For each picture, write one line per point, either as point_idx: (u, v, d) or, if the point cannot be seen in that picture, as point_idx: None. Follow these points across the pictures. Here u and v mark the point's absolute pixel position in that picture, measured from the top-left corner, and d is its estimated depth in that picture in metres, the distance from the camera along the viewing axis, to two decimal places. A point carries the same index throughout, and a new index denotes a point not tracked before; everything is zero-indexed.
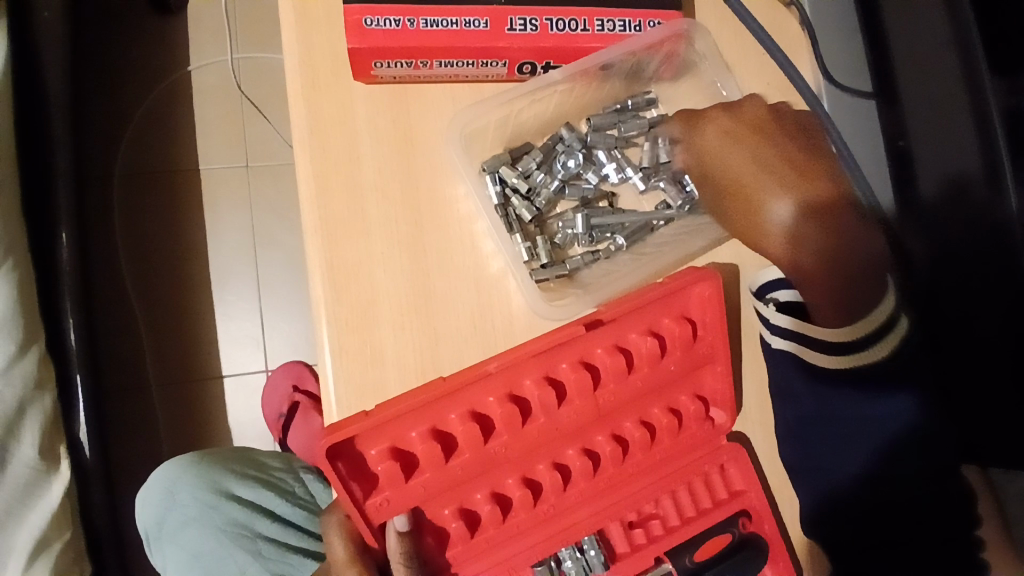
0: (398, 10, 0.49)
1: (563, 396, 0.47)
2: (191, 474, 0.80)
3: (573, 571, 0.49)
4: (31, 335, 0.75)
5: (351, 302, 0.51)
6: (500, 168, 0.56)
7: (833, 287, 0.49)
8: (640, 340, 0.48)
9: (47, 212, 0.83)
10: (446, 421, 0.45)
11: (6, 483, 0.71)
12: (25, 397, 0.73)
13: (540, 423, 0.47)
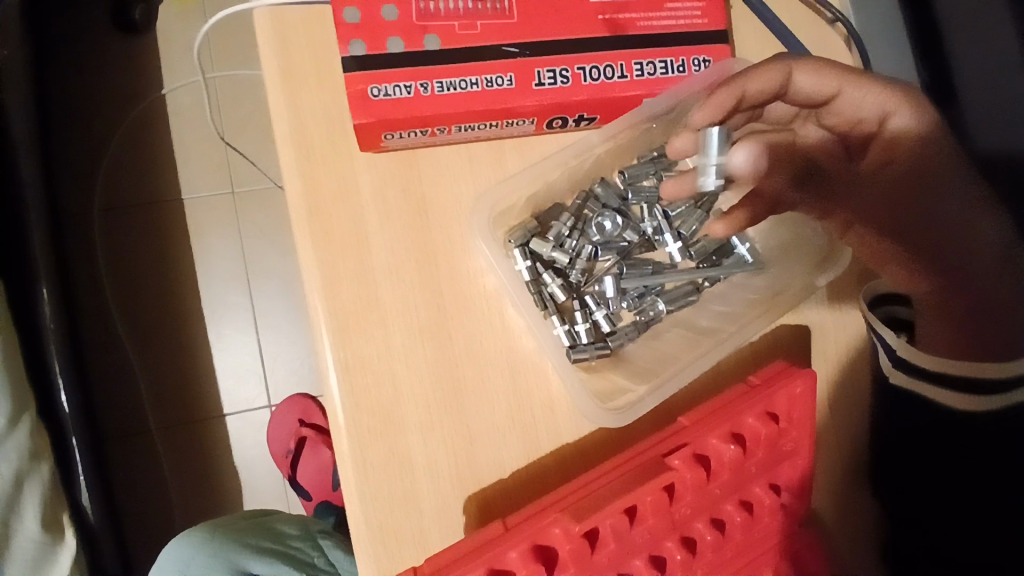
0: (408, 73, 0.43)
1: (636, 515, 0.42)
2: (204, 553, 0.74)
3: None
4: (23, 404, 0.67)
5: (373, 407, 0.45)
6: (530, 241, 0.50)
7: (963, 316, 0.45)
8: (722, 447, 0.44)
9: (27, 267, 0.74)
10: (505, 559, 0.39)
11: (12, 561, 0.64)
12: (22, 469, 0.65)
13: (611, 549, 0.41)
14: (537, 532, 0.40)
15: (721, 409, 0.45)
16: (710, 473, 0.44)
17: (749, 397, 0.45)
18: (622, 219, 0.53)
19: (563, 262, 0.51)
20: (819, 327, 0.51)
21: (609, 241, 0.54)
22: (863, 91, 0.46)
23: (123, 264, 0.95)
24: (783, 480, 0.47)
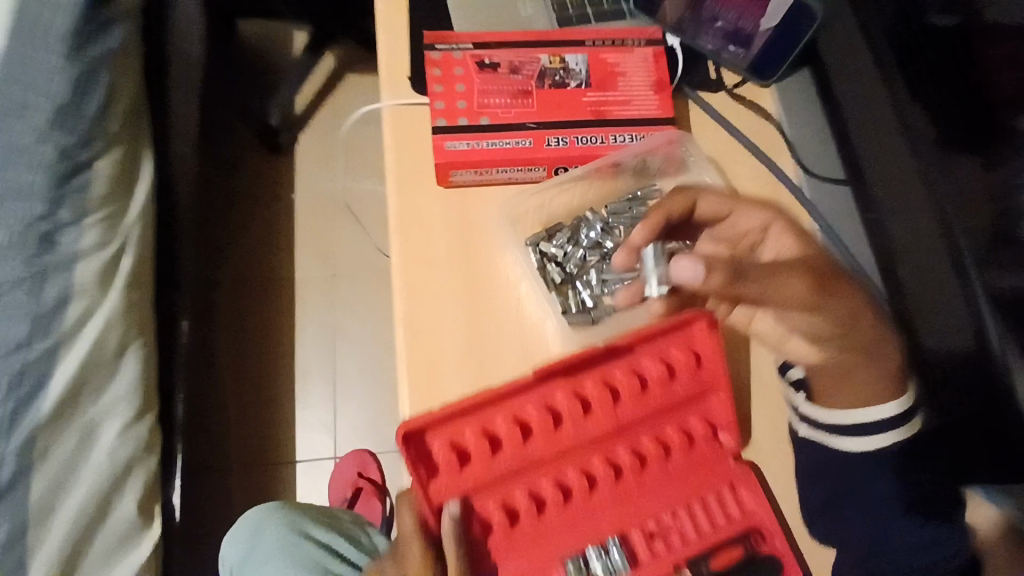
0: (469, 136, 0.69)
1: (588, 410, 0.59)
2: (276, 515, 0.94)
3: (600, 570, 0.57)
4: (147, 405, 0.95)
5: (424, 342, 0.64)
6: (539, 242, 0.70)
7: (858, 363, 0.63)
8: (651, 365, 0.61)
9: (169, 309, 1.08)
10: (494, 424, 0.57)
11: (109, 531, 0.87)
12: (134, 456, 0.91)
13: (570, 432, 0.58)
14: (516, 408, 0.58)
15: (655, 342, 0.62)
16: (645, 386, 0.61)
17: (675, 335, 0.63)
18: (604, 232, 0.72)
19: (560, 258, 0.71)
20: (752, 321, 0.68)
21: (594, 246, 0.72)
22: (749, 211, 0.68)
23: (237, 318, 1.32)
24: (714, 415, 0.62)
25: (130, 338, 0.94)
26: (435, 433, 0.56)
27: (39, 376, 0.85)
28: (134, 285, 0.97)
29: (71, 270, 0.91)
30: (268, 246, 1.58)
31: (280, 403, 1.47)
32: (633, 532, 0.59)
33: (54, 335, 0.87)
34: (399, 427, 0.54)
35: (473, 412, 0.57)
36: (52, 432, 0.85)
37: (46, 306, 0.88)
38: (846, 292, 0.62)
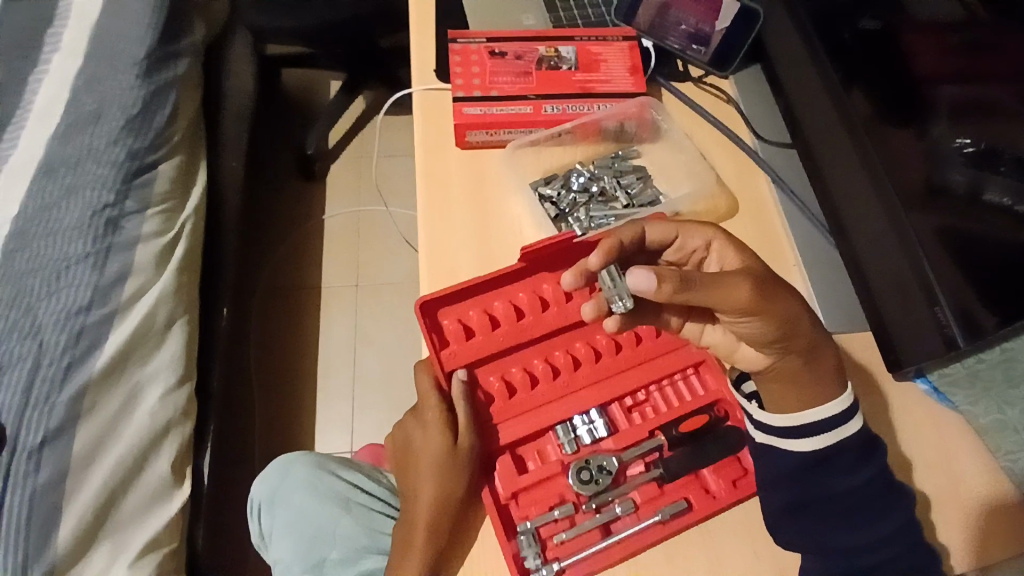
0: (483, 104, 0.86)
1: (570, 295, 0.72)
2: (304, 458, 0.98)
3: (584, 431, 0.69)
4: (187, 375, 1.06)
5: (443, 262, 0.79)
6: (538, 185, 0.86)
7: (799, 371, 0.63)
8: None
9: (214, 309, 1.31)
10: (493, 306, 0.71)
11: (143, 486, 0.94)
12: (173, 419, 1.01)
13: (555, 312, 0.71)
14: (511, 294, 0.71)
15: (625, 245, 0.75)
16: None
17: None
18: (590, 179, 0.88)
19: (555, 198, 0.86)
20: None
21: (583, 190, 0.87)
22: (694, 230, 0.69)
23: None
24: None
25: (177, 313, 1.08)
26: (446, 314, 0.70)
27: (92, 341, 0.95)
28: (183, 266, 1.12)
29: (130, 252, 1.04)
30: (301, 261, 1.74)
31: (302, 398, 1.57)
32: (613, 405, 0.73)
33: (112, 303, 0.99)
34: (418, 300, 0.66)
35: (476, 296, 0.71)
36: (100, 391, 0.93)
37: (105, 281, 1.00)
38: (782, 300, 0.61)
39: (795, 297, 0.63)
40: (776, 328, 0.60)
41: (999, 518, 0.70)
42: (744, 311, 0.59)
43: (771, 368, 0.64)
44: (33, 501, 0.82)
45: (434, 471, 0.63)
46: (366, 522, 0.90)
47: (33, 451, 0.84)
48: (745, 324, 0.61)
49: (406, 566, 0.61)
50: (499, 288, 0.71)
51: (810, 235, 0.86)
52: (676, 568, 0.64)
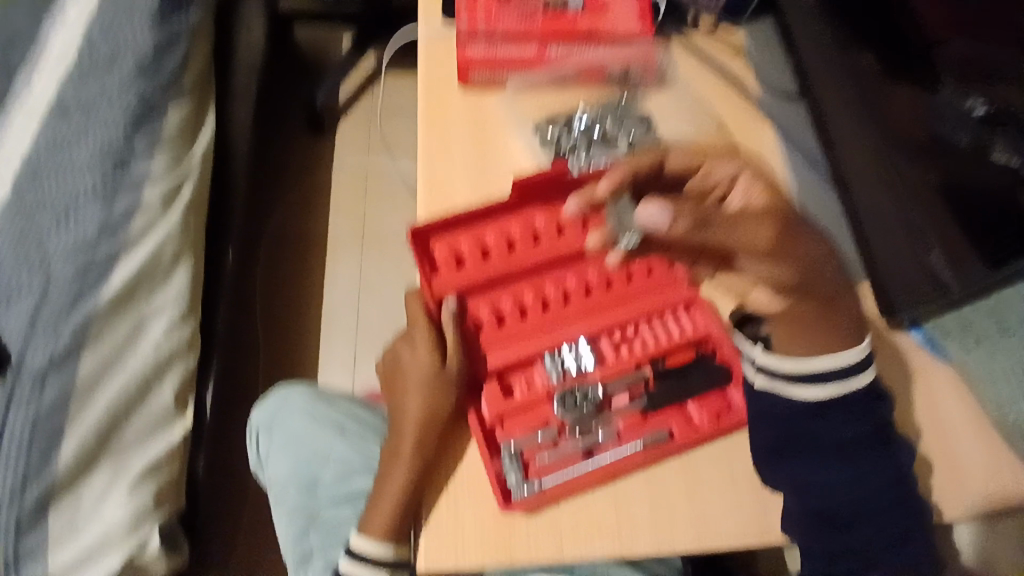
0: (487, 44, 0.86)
1: (563, 230, 0.74)
2: (304, 389, 0.99)
3: (570, 361, 0.71)
4: (191, 310, 1.05)
5: (441, 198, 0.80)
6: (540, 127, 0.85)
7: (813, 314, 0.65)
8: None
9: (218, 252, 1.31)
10: (485, 238, 0.73)
11: (145, 414, 0.95)
12: (175, 352, 1.01)
13: (547, 246, 0.74)
14: (503, 227, 0.74)
15: None
16: None
17: None
18: (594, 121, 0.86)
19: (556, 140, 0.85)
20: None
21: (585, 132, 0.86)
22: (720, 162, 0.66)
23: None
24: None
25: (182, 253, 1.06)
26: (439, 243, 0.72)
27: (101, 273, 0.96)
28: (187, 208, 1.09)
29: (138, 190, 1.03)
30: (310, 206, 1.73)
31: (305, 345, 1.59)
32: (601, 338, 0.73)
33: (119, 238, 0.99)
34: (410, 228, 0.71)
35: (469, 228, 0.73)
36: (108, 321, 0.94)
37: (114, 216, 1.00)
38: (804, 242, 0.61)
39: (815, 239, 0.62)
40: (791, 271, 0.61)
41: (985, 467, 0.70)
42: (760, 252, 0.59)
43: (786, 314, 0.65)
44: (39, 420, 0.85)
45: (423, 387, 0.65)
46: (361, 448, 0.92)
47: (38, 376, 0.86)
48: (756, 267, 0.62)
49: (393, 476, 0.64)
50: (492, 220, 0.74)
51: (811, 186, 0.87)
52: (656, 495, 0.66)
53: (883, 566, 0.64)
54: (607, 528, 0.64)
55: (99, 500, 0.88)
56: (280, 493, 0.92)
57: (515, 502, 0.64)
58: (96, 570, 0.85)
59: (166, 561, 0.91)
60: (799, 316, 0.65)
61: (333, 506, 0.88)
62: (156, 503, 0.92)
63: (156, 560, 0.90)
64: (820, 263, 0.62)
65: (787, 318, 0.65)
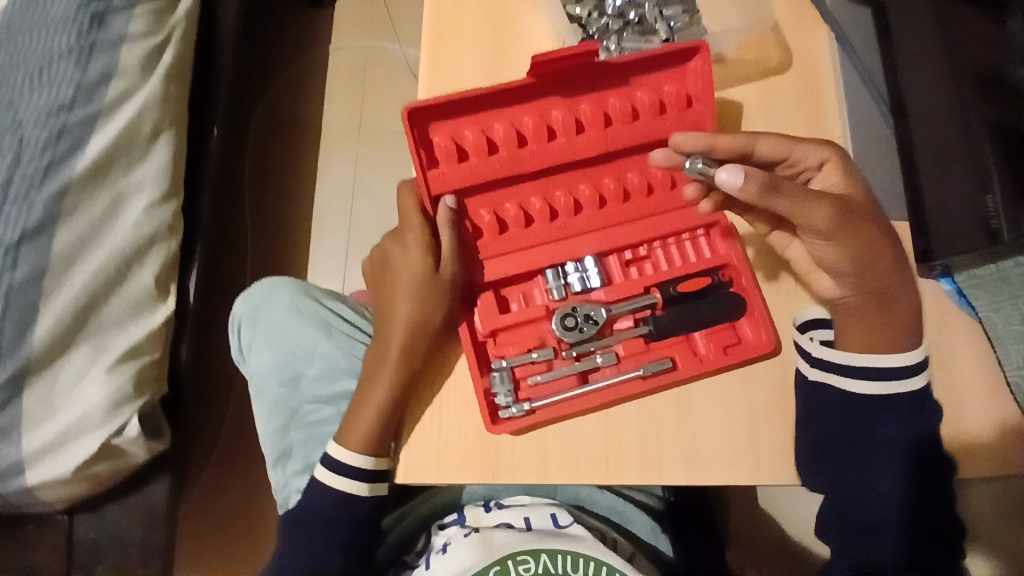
0: None
1: (581, 127, 0.64)
2: (291, 283, 0.94)
3: (575, 278, 0.65)
4: (173, 191, 0.95)
5: (446, 82, 0.70)
6: (568, 4, 0.73)
7: (869, 309, 0.62)
8: (645, 96, 0.65)
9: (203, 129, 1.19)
10: (492, 128, 0.63)
11: (124, 295, 0.89)
12: (157, 234, 0.93)
13: (561, 143, 0.64)
14: (513, 117, 0.63)
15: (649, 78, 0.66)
16: (636, 114, 0.65)
17: (668, 72, 0.65)
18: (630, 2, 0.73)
19: (584, 21, 0.73)
20: (746, 102, 0.73)
21: (619, 16, 0.74)
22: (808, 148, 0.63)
23: None
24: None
25: (165, 124, 0.95)
26: (438, 130, 0.62)
27: (75, 141, 0.86)
28: (170, 77, 0.96)
29: (116, 50, 0.90)
30: (300, 92, 1.59)
31: (297, 237, 1.51)
32: (611, 257, 0.67)
33: (96, 103, 0.88)
34: (406, 105, 0.59)
35: (473, 114, 0.62)
36: (84, 190, 0.87)
37: (88, 78, 0.88)
38: (864, 225, 0.61)
39: (886, 234, 0.62)
40: (850, 258, 0.61)
41: (997, 444, 0.63)
42: (819, 233, 0.60)
43: (853, 303, 0.63)
44: (12, 294, 0.80)
45: (413, 293, 0.59)
46: (347, 347, 0.88)
47: (11, 247, 0.81)
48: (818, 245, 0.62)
49: (377, 384, 0.60)
50: (502, 107, 0.63)
51: (861, 106, 0.74)
52: (647, 424, 0.63)
53: (886, 530, 0.64)
54: (593, 453, 0.62)
55: (78, 378, 0.83)
56: (260, 384, 0.89)
57: (501, 421, 0.61)
58: (77, 448, 0.82)
59: (146, 445, 0.88)
60: (863, 312, 0.63)
61: (315, 403, 0.85)
62: (137, 386, 0.87)
63: (137, 444, 0.86)
64: (892, 258, 0.62)
65: (853, 303, 0.63)
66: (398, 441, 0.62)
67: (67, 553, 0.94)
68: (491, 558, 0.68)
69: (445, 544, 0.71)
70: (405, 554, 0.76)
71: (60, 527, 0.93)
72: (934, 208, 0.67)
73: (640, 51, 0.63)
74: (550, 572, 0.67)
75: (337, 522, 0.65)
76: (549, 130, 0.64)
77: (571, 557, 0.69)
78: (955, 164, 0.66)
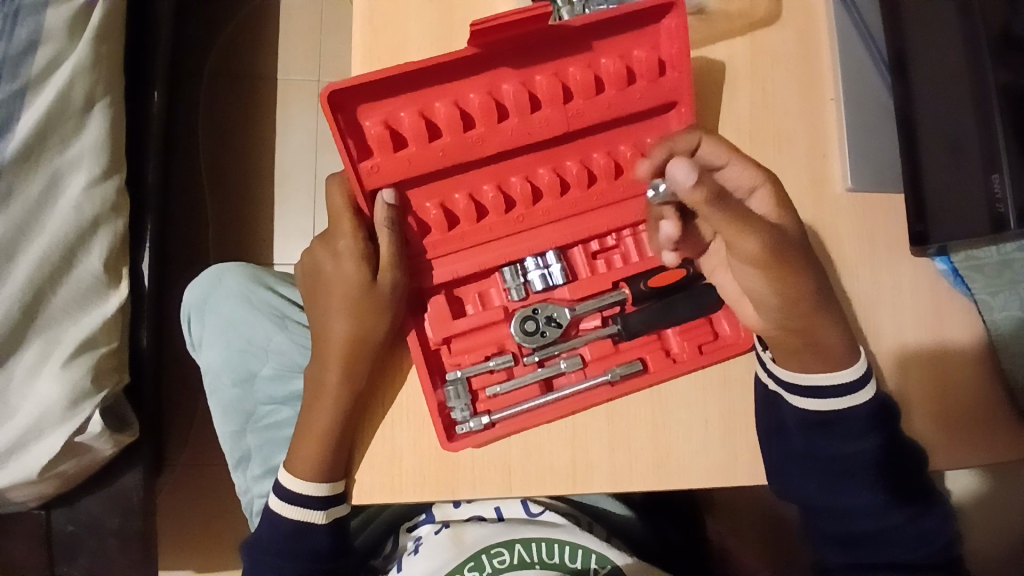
0: None
1: (536, 104, 0.56)
2: (239, 269, 0.83)
3: (535, 278, 0.59)
4: (115, 165, 0.83)
5: (385, 45, 0.60)
6: None
7: (800, 347, 0.54)
8: (610, 63, 0.56)
9: (146, 71, 0.96)
10: (432, 109, 0.55)
11: (70, 283, 0.79)
12: (100, 215, 0.82)
13: (513, 124, 0.55)
14: (456, 94, 0.55)
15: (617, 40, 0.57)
16: (601, 85, 0.56)
17: (640, 32, 0.56)
18: None
19: None
20: (730, 62, 0.65)
21: None
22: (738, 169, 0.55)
23: (219, 94, 1.19)
24: (673, 135, 0.60)
25: (98, 92, 0.81)
26: (369, 114, 0.53)
27: (4, 118, 0.75)
28: (103, 37, 0.82)
29: (40, 12, 0.77)
30: (256, 14, 1.21)
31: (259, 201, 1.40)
32: (576, 249, 0.61)
33: (22, 79, 0.76)
34: (325, 88, 0.50)
35: (409, 92, 0.54)
36: (17, 173, 0.75)
37: (13, 49, 0.76)
38: (795, 258, 0.52)
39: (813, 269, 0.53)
40: (776, 288, 0.52)
41: (981, 429, 0.61)
42: (750, 259, 0.51)
43: (775, 329, 0.55)
44: None
45: (348, 309, 0.53)
46: (303, 342, 0.80)
47: None
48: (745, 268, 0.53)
49: (320, 406, 0.55)
50: (442, 83, 0.54)
51: (860, 61, 0.65)
52: (618, 435, 0.57)
53: (899, 548, 0.57)
54: (561, 468, 0.56)
55: (30, 375, 0.76)
56: (213, 382, 0.82)
57: (458, 437, 0.56)
58: (38, 449, 0.76)
59: (113, 439, 0.82)
60: (789, 343, 0.55)
61: (271, 404, 0.80)
62: (96, 380, 0.80)
63: (100, 439, 0.80)
64: (822, 288, 0.53)
65: (778, 331, 0.55)
66: (350, 463, 0.56)
67: (46, 551, 0.85)
68: (464, 554, 0.63)
69: (416, 542, 0.65)
70: (373, 559, 0.71)
71: (35, 526, 0.85)
72: (935, 189, 0.61)
73: (605, 9, 0.53)
74: (525, 562, 0.62)
75: (290, 553, 0.60)
76: (500, 108, 0.56)
77: (547, 544, 0.63)
78: (956, 143, 0.61)
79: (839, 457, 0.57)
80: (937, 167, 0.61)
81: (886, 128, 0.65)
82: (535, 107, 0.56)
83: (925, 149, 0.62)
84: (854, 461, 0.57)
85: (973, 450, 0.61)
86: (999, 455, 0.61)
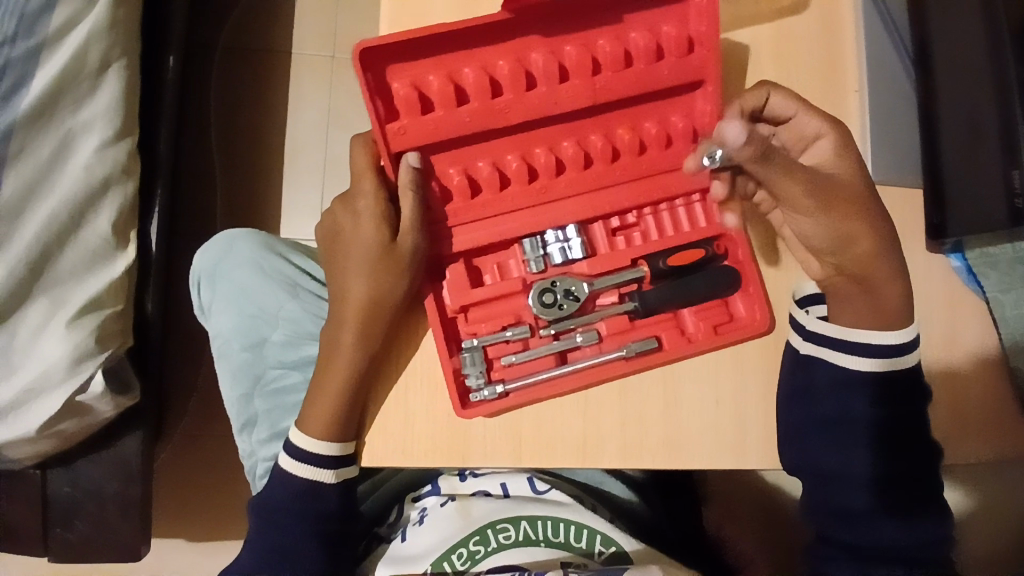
0: None
1: (565, 75, 0.56)
2: (252, 236, 0.83)
3: (555, 250, 0.59)
4: (127, 128, 0.84)
5: (409, 11, 0.59)
6: None
7: (853, 292, 0.56)
8: (639, 38, 0.56)
9: (161, 36, 0.95)
10: (460, 75, 0.54)
11: (79, 246, 0.79)
12: (111, 176, 0.82)
13: (541, 93, 0.55)
14: (485, 60, 0.54)
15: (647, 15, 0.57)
16: (630, 59, 0.56)
17: (670, 9, 0.56)
18: None
19: None
20: (754, 47, 0.64)
21: None
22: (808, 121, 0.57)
23: (233, 64, 1.18)
24: (698, 115, 0.60)
25: (115, 53, 0.81)
26: (398, 75, 0.53)
27: (20, 75, 0.72)
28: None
29: None
30: None
31: None
32: (596, 224, 0.61)
33: (37, 37, 0.73)
34: (357, 45, 0.49)
35: (439, 56, 0.54)
36: (29, 131, 0.73)
37: (30, 6, 0.73)
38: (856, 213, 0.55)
39: (870, 225, 0.55)
40: (829, 238, 0.55)
41: (986, 423, 0.62)
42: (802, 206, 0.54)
43: (834, 276, 0.57)
44: None
45: (367, 271, 0.54)
46: (314, 310, 0.80)
47: None
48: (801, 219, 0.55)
49: (334, 368, 0.55)
50: (472, 48, 0.54)
51: (882, 51, 0.65)
52: (628, 410, 0.57)
53: (887, 535, 0.57)
54: (571, 442, 0.57)
55: (33, 337, 0.75)
56: (222, 347, 0.81)
57: (471, 405, 0.56)
58: (40, 407, 0.76)
59: (114, 402, 0.82)
60: (842, 293, 0.57)
61: (279, 369, 0.79)
62: (99, 341, 0.79)
63: (102, 400, 0.80)
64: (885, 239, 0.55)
65: (834, 275, 0.57)
66: (361, 425, 0.56)
67: (41, 514, 0.85)
68: (470, 527, 0.63)
69: (421, 513, 0.66)
70: (377, 526, 0.71)
71: (32, 488, 0.85)
72: (954, 181, 0.61)
73: None
74: (532, 539, 0.62)
75: (298, 514, 0.60)
76: (528, 77, 0.56)
77: (553, 522, 0.63)
78: (977, 136, 0.61)
79: (847, 437, 0.59)
80: (957, 160, 0.61)
81: (906, 120, 0.65)
82: (564, 78, 0.56)
83: (946, 141, 0.62)
84: (857, 432, 0.59)
85: (978, 442, 0.62)
86: (1003, 449, 0.62)
